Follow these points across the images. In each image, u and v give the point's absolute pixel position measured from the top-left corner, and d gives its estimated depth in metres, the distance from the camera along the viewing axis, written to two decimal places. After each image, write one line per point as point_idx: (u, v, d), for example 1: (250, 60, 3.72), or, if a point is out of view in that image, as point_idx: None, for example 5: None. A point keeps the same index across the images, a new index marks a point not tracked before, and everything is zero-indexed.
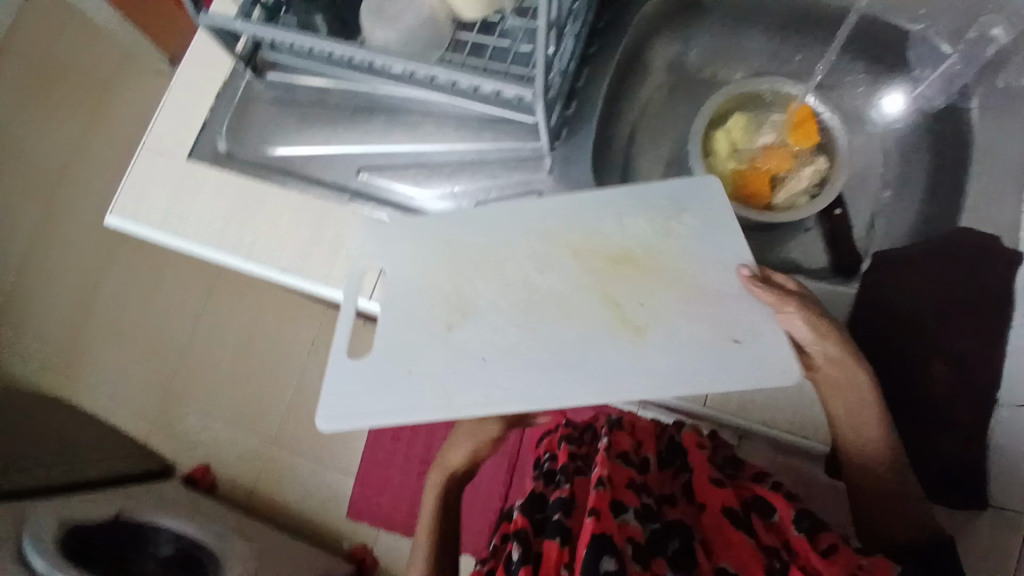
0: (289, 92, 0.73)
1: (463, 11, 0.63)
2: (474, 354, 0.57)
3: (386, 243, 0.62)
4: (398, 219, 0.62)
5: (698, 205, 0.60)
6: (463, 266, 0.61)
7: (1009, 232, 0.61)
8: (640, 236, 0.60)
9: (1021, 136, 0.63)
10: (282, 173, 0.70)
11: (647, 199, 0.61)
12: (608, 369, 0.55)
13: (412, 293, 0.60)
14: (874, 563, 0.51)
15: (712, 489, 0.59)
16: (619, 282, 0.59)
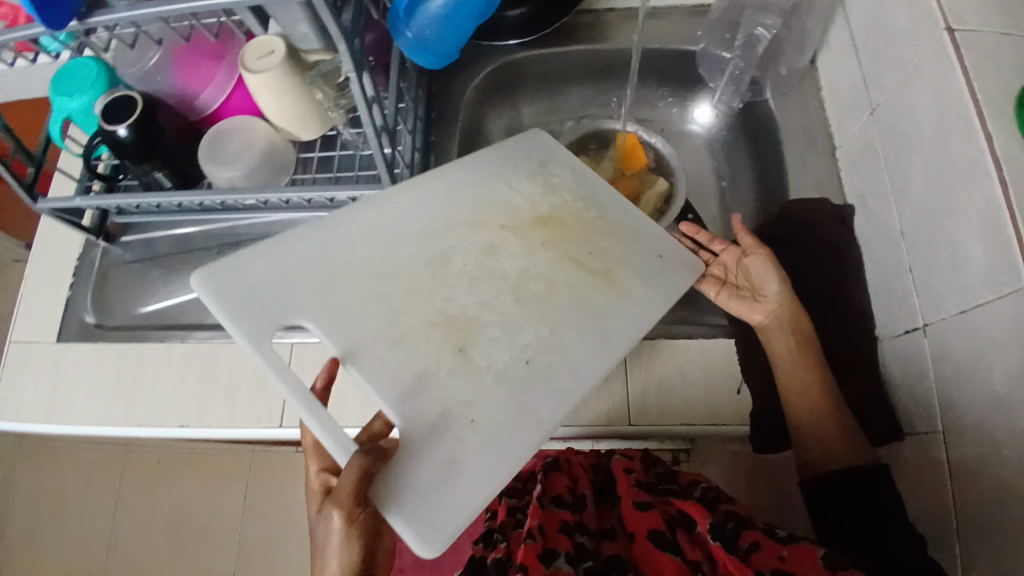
0: (148, 249, 0.73)
1: (301, 132, 0.68)
2: (519, 362, 0.51)
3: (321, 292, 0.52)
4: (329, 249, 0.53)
5: (553, 155, 0.67)
6: (424, 282, 0.54)
7: (831, 192, 0.70)
8: (540, 202, 0.62)
9: (808, 112, 0.73)
10: (158, 328, 0.69)
11: (483, 169, 0.63)
12: (594, 316, 0.55)
13: (392, 328, 0.51)
14: (795, 551, 0.52)
15: (640, 515, 0.59)
16: (558, 242, 0.59)
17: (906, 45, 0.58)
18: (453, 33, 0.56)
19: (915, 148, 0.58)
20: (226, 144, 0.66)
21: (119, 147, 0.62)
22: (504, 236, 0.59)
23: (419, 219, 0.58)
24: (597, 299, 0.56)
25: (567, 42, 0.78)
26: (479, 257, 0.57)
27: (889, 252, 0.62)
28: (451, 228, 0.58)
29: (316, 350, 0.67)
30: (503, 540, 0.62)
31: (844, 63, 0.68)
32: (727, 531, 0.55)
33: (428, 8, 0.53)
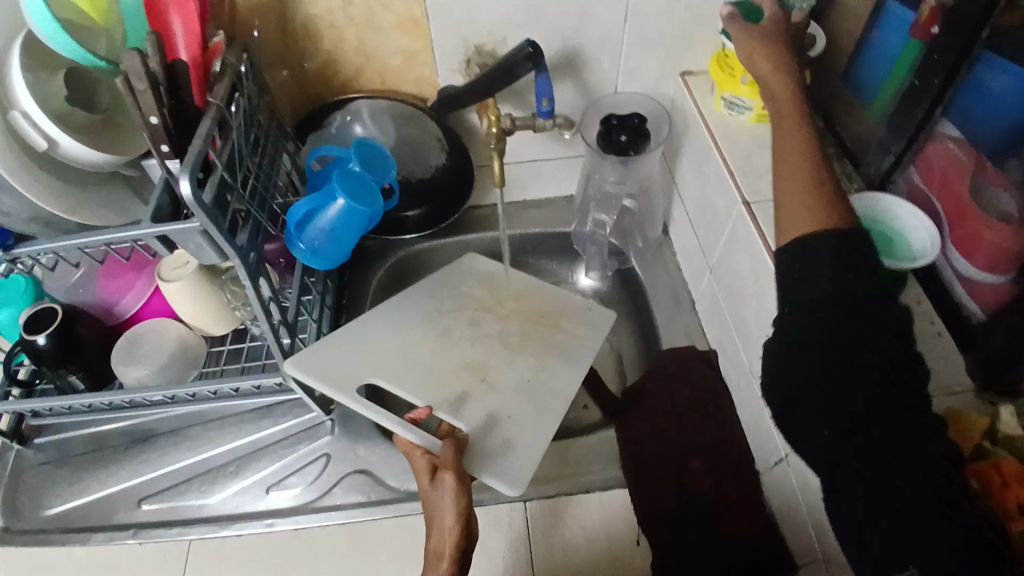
0: (59, 449, 0.74)
1: (214, 329, 0.74)
2: (519, 387, 0.74)
3: (349, 361, 0.72)
4: (355, 333, 0.75)
5: (478, 268, 0.86)
6: (431, 346, 0.76)
7: (695, 340, 0.80)
8: (488, 289, 0.84)
9: (668, 274, 0.85)
10: (64, 530, 0.68)
11: (450, 280, 0.85)
12: (576, 350, 0.78)
13: (436, 374, 0.74)
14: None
15: None
16: (513, 315, 0.82)
17: (721, 218, 0.71)
18: (341, 240, 0.65)
19: (744, 301, 0.68)
20: (139, 346, 0.71)
21: (37, 355, 0.66)
22: (481, 314, 0.81)
23: (407, 315, 0.79)
24: (564, 340, 0.79)
25: (458, 233, 0.91)
26: (471, 327, 0.79)
27: (750, 391, 0.70)
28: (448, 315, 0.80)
29: (218, 546, 0.67)
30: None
31: (685, 234, 0.81)
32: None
33: (316, 225, 0.64)
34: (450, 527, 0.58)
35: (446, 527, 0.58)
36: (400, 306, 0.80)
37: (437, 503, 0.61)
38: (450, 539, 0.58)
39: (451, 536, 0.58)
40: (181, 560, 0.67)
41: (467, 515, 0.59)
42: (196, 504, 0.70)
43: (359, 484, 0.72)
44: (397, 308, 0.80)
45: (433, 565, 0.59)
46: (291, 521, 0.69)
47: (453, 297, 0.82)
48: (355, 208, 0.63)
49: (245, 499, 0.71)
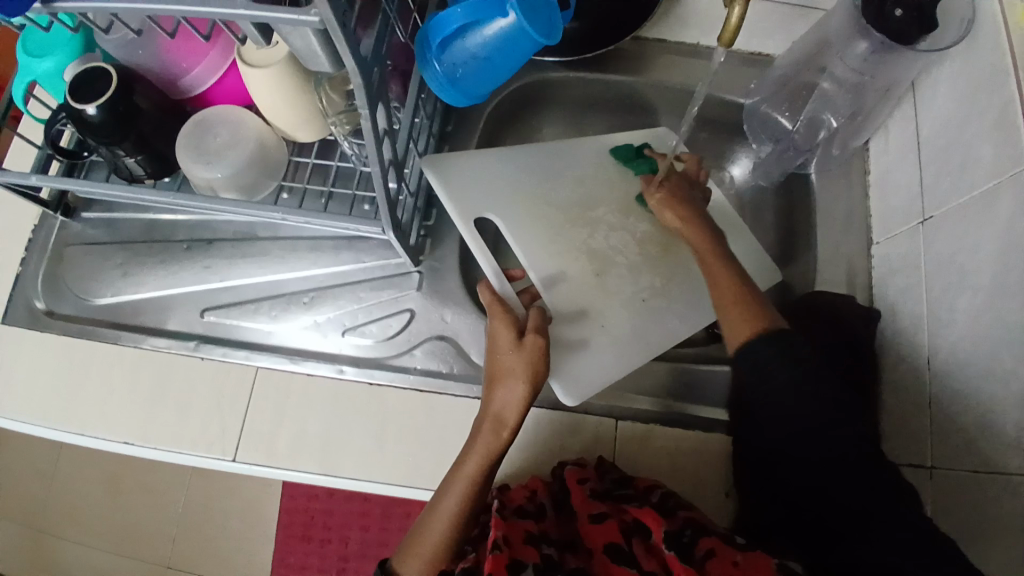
0: (112, 231, 0.67)
1: (298, 134, 0.60)
2: (641, 292, 0.66)
3: (465, 199, 0.65)
4: (492, 177, 0.67)
5: (654, 145, 0.72)
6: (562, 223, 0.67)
7: (859, 289, 0.66)
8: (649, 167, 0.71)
9: (849, 195, 0.68)
10: (113, 326, 0.64)
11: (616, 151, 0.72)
12: None
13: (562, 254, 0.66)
14: (748, 559, 0.49)
15: (597, 528, 0.55)
16: None
17: (977, 168, 0.53)
18: (489, 76, 0.49)
19: (965, 285, 0.53)
20: (210, 138, 0.58)
21: (86, 125, 0.54)
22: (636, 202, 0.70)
23: (547, 178, 0.69)
24: None
25: (606, 70, 0.71)
26: (619, 216, 0.69)
27: (910, 379, 0.58)
28: (592, 189, 0.69)
29: (286, 378, 0.61)
30: (473, 551, 0.57)
31: (899, 157, 0.63)
32: (683, 539, 0.52)
33: (465, 45, 0.46)
34: (521, 395, 0.54)
35: (517, 393, 0.54)
36: (521, 157, 0.69)
37: (513, 370, 0.54)
38: (519, 405, 0.54)
39: (520, 404, 0.54)
40: (246, 384, 0.61)
41: (537, 391, 0.55)
42: (264, 330, 0.64)
43: (441, 352, 0.64)
44: (541, 164, 0.69)
45: (492, 429, 0.54)
46: (364, 374, 0.62)
47: (609, 179, 0.70)
48: (525, 31, 0.45)
49: (315, 337, 0.64)
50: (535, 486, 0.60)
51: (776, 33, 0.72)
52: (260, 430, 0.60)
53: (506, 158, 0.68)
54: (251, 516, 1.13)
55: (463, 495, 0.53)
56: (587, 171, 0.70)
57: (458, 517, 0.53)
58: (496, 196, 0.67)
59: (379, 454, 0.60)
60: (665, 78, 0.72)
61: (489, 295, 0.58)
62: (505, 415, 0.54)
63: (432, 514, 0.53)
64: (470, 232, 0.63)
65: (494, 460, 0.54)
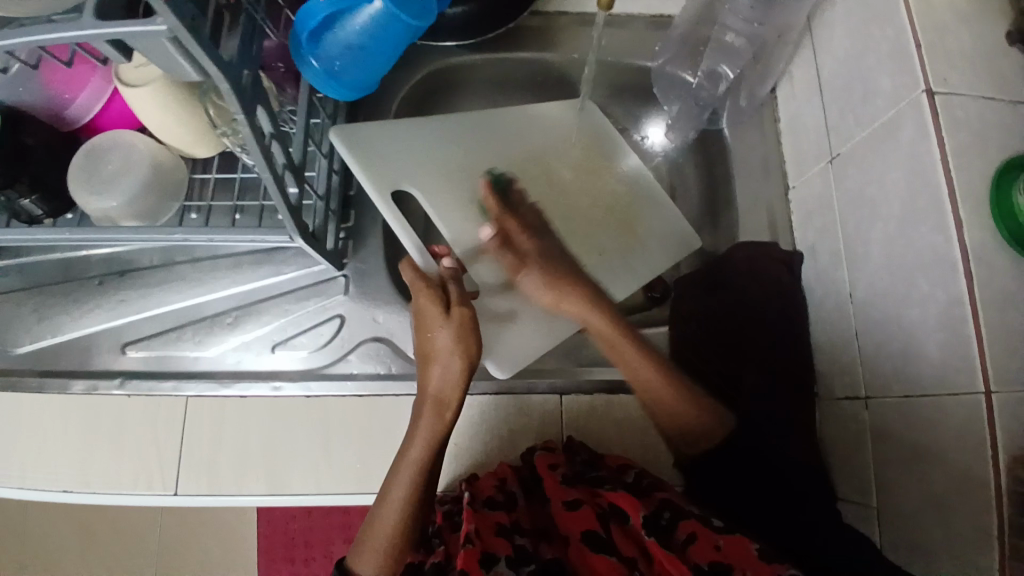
0: (20, 276, 0.65)
1: (193, 149, 0.59)
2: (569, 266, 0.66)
3: (385, 169, 0.64)
4: (413, 152, 0.66)
5: (570, 114, 0.71)
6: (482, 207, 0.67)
7: (782, 234, 0.67)
8: (563, 134, 0.71)
9: (762, 144, 0.69)
10: (33, 374, 0.61)
11: (531, 122, 0.70)
12: (652, 237, 0.69)
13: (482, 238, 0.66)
14: (730, 542, 0.48)
15: (572, 514, 0.53)
16: (585, 183, 0.70)
17: (877, 100, 0.53)
18: (370, 66, 0.48)
19: (874, 217, 0.54)
20: (102, 166, 0.56)
21: None
22: (555, 176, 0.69)
23: (465, 157, 0.68)
24: (634, 224, 0.69)
25: (510, 49, 0.71)
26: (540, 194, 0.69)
27: (838, 317, 0.59)
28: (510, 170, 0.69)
29: (218, 402, 0.60)
30: (442, 544, 0.53)
31: (802, 99, 0.64)
32: (661, 522, 0.51)
33: (338, 36, 0.45)
34: (457, 371, 0.54)
35: (452, 370, 0.54)
36: (443, 129, 0.67)
37: (446, 345, 0.54)
38: (456, 381, 0.54)
39: (458, 380, 0.54)
40: (177, 415, 0.59)
41: (472, 365, 0.55)
42: (192, 356, 0.62)
43: (377, 354, 0.63)
44: (457, 139, 0.68)
45: (434, 412, 0.53)
46: (300, 387, 0.61)
47: (524, 155, 0.69)
48: (397, 16, 0.44)
49: (244, 356, 0.62)
50: (504, 474, 0.58)
51: None
52: (199, 458, 0.59)
53: (427, 127, 0.67)
54: (229, 547, 1.11)
55: (412, 483, 0.52)
56: (503, 147, 0.69)
57: (411, 504, 0.52)
58: (418, 171, 0.65)
59: (325, 463, 0.59)
60: (571, 50, 0.71)
61: (412, 273, 0.57)
62: (444, 394, 0.54)
63: (382, 507, 0.52)
64: (389, 210, 0.61)
65: (439, 442, 0.53)
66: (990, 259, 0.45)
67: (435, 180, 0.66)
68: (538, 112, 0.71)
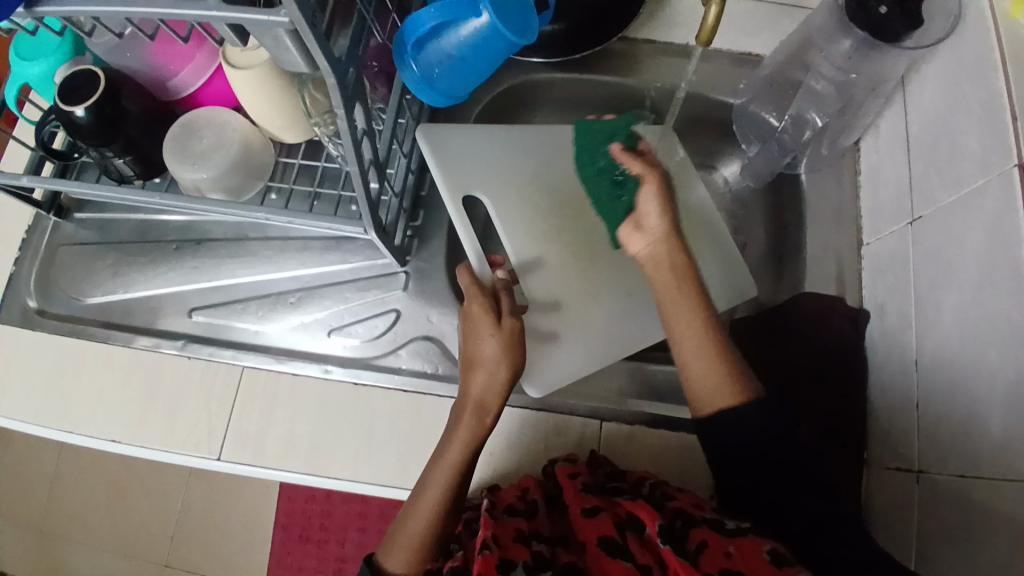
0: (103, 231, 0.68)
1: (283, 133, 0.61)
2: (620, 292, 0.67)
3: (457, 175, 0.65)
4: (487, 160, 0.67)
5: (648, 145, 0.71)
6: (547, 224, 0.67)
7: (848, 290, 0.66)
8: None
9: (838, 195, 0.68)
10: (103, 325, 0.64)
11: None
12: (712, 277, 0.69)
13: (542, 251, 0.66)
14: (740, 548, 0.49)
15: (588, 522, 0.54)
16: None
17: (964, 164, 0.52)
18: (463, 76, 0.50)
19: (951, 285, 0.53)
20: (195, 141, 0.58)
21: (74, 128, 0.55)
22: None
23: (536, 171, 0.68)
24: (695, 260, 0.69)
25: (594, 71, 0.71)
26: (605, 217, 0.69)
27: (899, 380, 0.58)
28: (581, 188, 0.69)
29: (271, 378, 0.62)
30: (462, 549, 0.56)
31: (887, 156, 0.63)
32: (674, 530, 0.52)
33: (440, 45, 0.47)
34: (501, 380, 0.54)
35: (496, 377, 0.54)
36: (519, 143, 0.68)
37: (491, 352, 0.54)
38: (499, 389, 0.54)
39: (502, 388, 0.54)
40: (232, 385, 0.62)
41: (516, 375, 0.55)
42: (251, 330, 0.64)
43: (427, 352, 0.64)
44: (530, 153, 0.69)
45: (475, 416, 0.54)
46: (349, 374, 0.62)
47: None
48: (499, 31, 0.45)
49: (301, 336, 0.64)
50: (527, 484, 0.60)
51: (765, 33, 0.71)
52: (246, 430, 0.61)
53: (504, 137, 0.68)
54: (250, 519, 1.13)
55: (447, 483, 0.53)
56: (575, 164, 0.70)
57: (442, 506, 0.52)
58: (489, 180, 0.67)
59: (365, 453, 0.60)
60: (653, 77, 0.71)
61: (468, 279, 0.57)
62: (483, 400, 0.54)
63: (416, 503, 0.53)
64: (457, 213, 0.62)
65: (476, 447, 0.54)
66: None
67: (507, 190, 0.67)
68: None
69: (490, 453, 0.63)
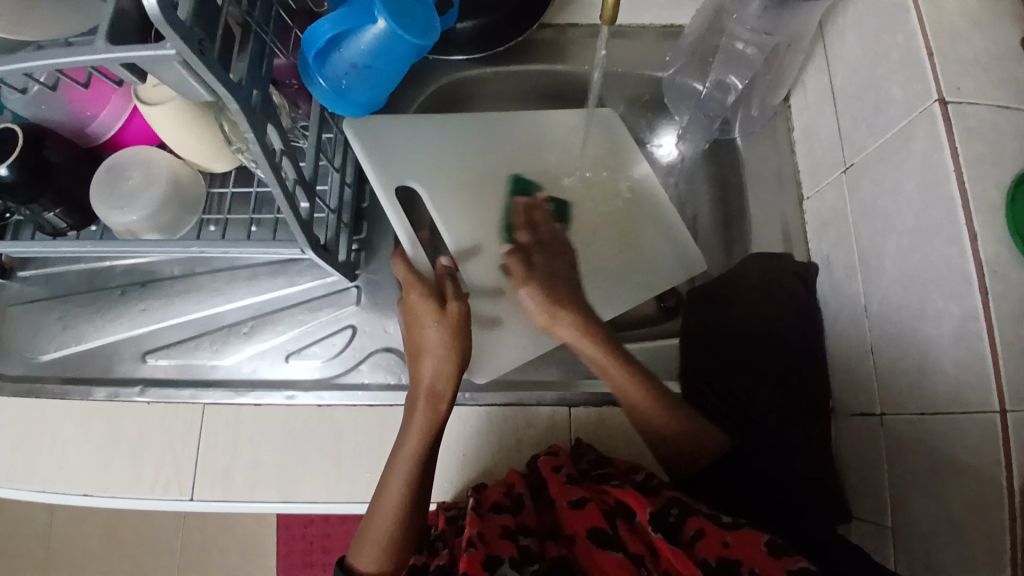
0: (47, 286, 0.67)
1: (212, 163, 0.60)
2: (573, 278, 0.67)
3: (391, 163, 0.66)
4: (422, 148, 0.67)
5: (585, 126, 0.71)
6: (491, 211, 0.68)
7: (796, 247, 0.66)
8: (572, 139, 0.71)
9: (776, 154, 0.69)
10: (59, 380, 0.63)
11: (542, 127, 0.71)
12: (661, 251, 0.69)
13: (486, 244, 0.67)
14: (737, 538, 0.49)
15: (578, 514, 0.54)
16: (596, 196, 0.70)
17: (890, 110, 0.52)
18: (375, 82, 0.49)
19: (889, 229, 0.53)
20: (122, 181, 0.58)
21: (1, 188, 0.54)
22: (565, 187, 0.70)
23: (471, 159, 0.69)
24: (643, 236, 0.69)
25: (521, 61, 0.71)
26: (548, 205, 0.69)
27: (853, 329, 0.58)
28: (522, 179, 0.69)
29: (234, 411, 0.61)
30: (446, 545, 0.53)
31: (816, 109, 0.63)
32: (668, 519, 0.52)
33: (343, 56, 0.46)
34: (449, 363, 0.55)
35: (444, 362, 0.55)
36: (456, 130, 0.69)
37: (434, 339, 0.55)
38: (447, 373, 0.55)
39: (451, 373, 0.55)
40: (195, 422, 0.61)
41: (463, 359, 0.56)
42: (209, 365, 0.64)
43: (388, 364, 0.64)
44: (465, 141, 0.69)
45: (429, 404, 0.54)
46: (313, 396, 0.62)
47: (533, 160, 0.70)
48: (399, 35, 0.44)
49: (260, 364, 0.64)
50: (512, 479, 0.58)
51: (685, 4, 0.72)
52: (215, 466, 0.60)
53: (438, 128, 0.68)
54: (250, 550, 1.13)
55: (409, 478, 0.52)
56: (511, 146, 0.70)
57: (407, 498, 0.52)
58: (427, 168, 0.67)
59: (337, 473, 0.60)
60: (581, 61, 0.72)
61: (404, 270, 0.58)
62: (433, 386, 0.54)
63: (380, 499, 0.52)
64: (389, 205, 0.63)
65: (434, 437, 0.53)
66: (1006, 272, 0.44)
67: (446, 187, 0.67)
68: (547, 119, 0.71)
69: (462, 454, 0.62)
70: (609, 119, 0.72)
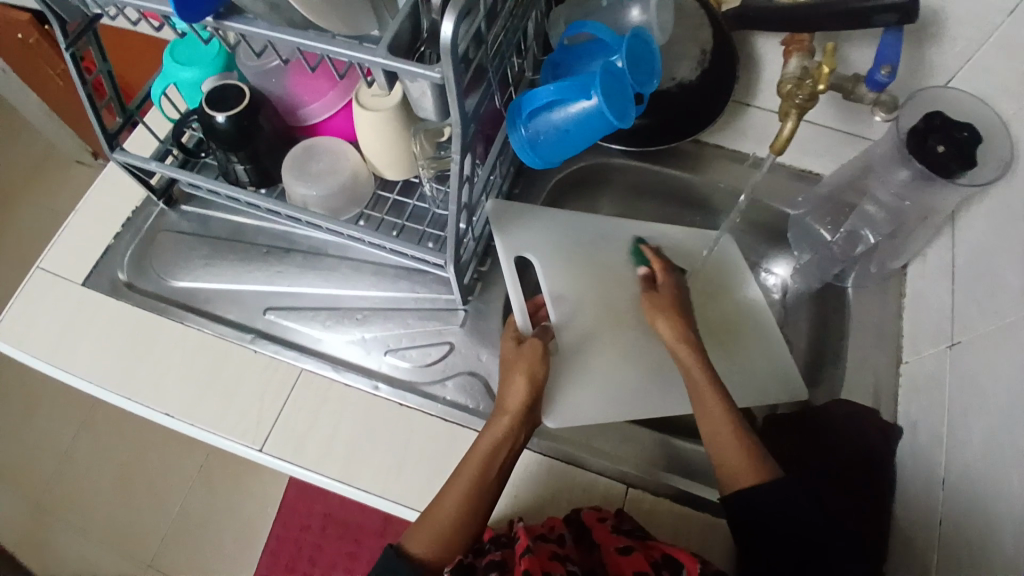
0: (201, 224, 0.74)
1: (387, 171, 0.68)
2: (664, 367, 0.70)
3: (516, 234, 0.71)
4: (551, 226, 0.73)
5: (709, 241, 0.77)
6: (603, 282, 0.72)
7: (882, 403, 0.68)
8: (693, 247, 0.77)
9: (880, 313, 0.72)
10: (184, 307, 0.70)
11: (667, 234, 0.77)
12: (751, 368, 0.72)
13: (590, 309, 0.71)
14: None
15: (622, 559, 0.55)
16: (699, 303, 0.75)
17: (1004, 297, 0.56)
18: (567, 146, 0.56)
19: (985, 408, 0.55)
20: (312, 162, 0.66)
21: (213, 132, 0.63)
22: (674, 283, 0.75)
23: (593, 242, 0.74)
24: (733, 348, 0.73)
25: (665, 163, 0.79)
26: None
27: (926, 497, 0.59)
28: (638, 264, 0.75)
29: (326, 384, 0.66)
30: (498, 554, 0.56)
31: (932, 283, 0.67)
32: None
33: (551, 118, 0.54)
34: (523, 386, 0.58)
35: (518, 384, 0.58)
36: (580, 218, 0.75)
37: (514, 364, 0.59)
38: (521, 395, 0.57)
39: (524, 392, 0.58)
40: (289, 382, 0.66)
41: (538, 387, 0.58)
42: (316, 337, 0.69)
43: (472, 388, 0.66)
44: (589, 228, 0.75)
45: (495, 416, 0.57)
46: (398, 394, 0.66)
47: (652, 254, 0.75)
48: (603, 114, 0.52)
49: (360, 351, 0.68)
50: (554, 522, 0.60)
51: (826, 157, 0.79)
52: (293, 427, 0.64)
53: (567, 217, 0.74)
54: (242, 533, 1.22)
55: (470, 484, 0.54)
56: (631, 246, 0.75)
57: (463, 510, 0.53)
58: (549, 244, 0.73)
59: (398, 473, 0.62)
60: (719, 177, 0.78)
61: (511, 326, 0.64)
62: (503, 404, 0.58)
63: (438, 505, 0.54)
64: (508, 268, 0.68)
65: (500, 447, 0.56)
66: None
67: (570, 248, 0.73)
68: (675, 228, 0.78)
69: (515, 495, 0.65)
70: (728, 245, 0.78)
